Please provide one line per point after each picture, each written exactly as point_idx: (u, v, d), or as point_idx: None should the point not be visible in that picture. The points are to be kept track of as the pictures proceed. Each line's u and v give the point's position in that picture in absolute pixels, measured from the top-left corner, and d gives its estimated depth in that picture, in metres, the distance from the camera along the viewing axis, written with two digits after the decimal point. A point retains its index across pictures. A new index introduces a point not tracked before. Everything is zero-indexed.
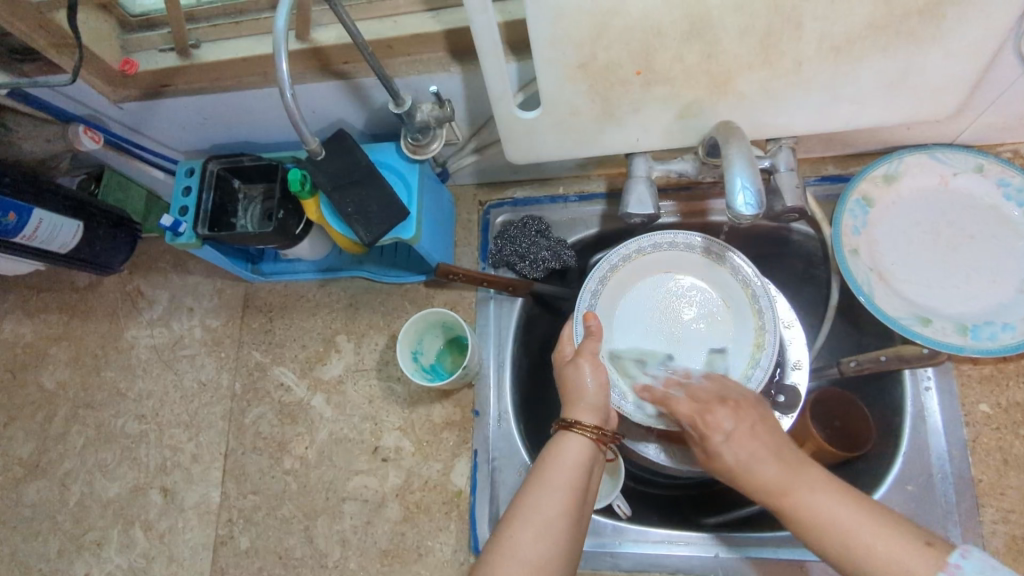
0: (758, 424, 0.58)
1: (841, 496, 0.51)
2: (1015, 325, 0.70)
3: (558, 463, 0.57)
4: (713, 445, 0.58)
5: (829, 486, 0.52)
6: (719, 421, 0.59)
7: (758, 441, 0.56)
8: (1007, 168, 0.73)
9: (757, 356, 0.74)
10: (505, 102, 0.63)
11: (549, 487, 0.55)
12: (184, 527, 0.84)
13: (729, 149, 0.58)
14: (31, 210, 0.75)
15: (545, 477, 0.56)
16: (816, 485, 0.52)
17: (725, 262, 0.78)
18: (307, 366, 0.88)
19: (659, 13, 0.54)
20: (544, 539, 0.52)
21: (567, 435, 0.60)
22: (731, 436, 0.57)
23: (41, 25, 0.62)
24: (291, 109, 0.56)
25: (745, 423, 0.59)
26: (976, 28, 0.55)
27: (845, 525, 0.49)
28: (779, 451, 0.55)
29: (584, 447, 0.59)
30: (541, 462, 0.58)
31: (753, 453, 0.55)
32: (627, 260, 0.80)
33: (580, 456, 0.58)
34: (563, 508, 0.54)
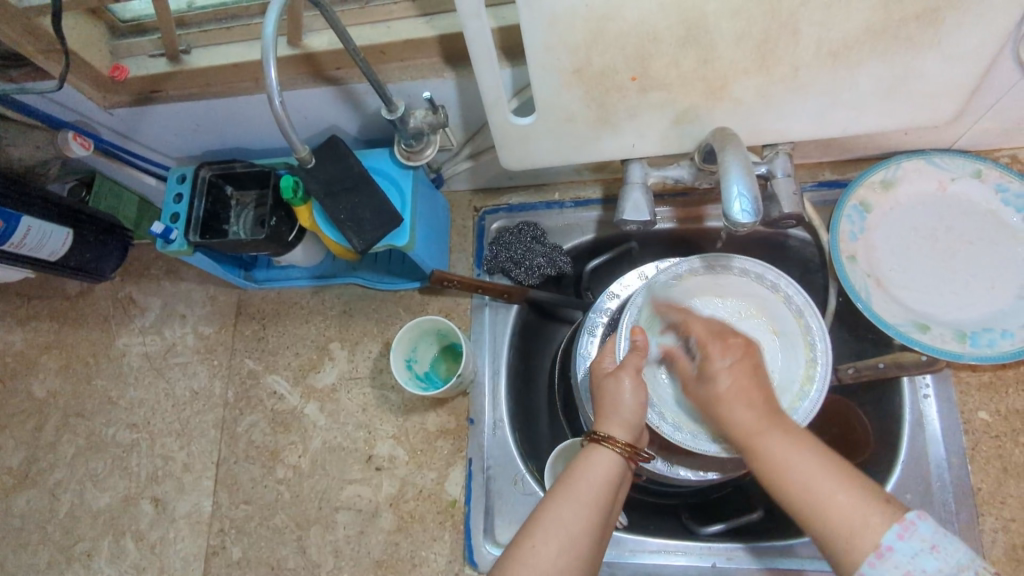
0: (757, 365, 0.55)
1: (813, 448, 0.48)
2: (1014, 332, 0.69)
3: (586, 476, 0.55)
4: (707, 369, 0.56)
5: (804, 437, 0.49)
6: (722, 353, 0.56)
7: (750, 379, 0.54)
8: (1005, 173, 0.73)
9: (805, 390, 0.69)
10: (499, 108, 0.63)
11: (576, 499, 0.53)
12: (175, 537, 0.83)
13: (725, 155, 0.57)
14: (19, 218, 0.75)
15: (572, 489, 0.53)
16: (792, 436, 0.49)
17: (778, 286, 0.73)
18: (300, 374, 0.87)
19: (654, 19, 0.53)
20: (566, 555, 0.50)
21: (597, 447, 0.57)
22: (726, 368, 0.55)
23: (28, 30, 0.61)
24: (279, 116, 0.55)
25: (744, 360, 0.55)
26: (974, 33, 0.54)
27: (808, 476, 0.46)
28: (762, 395, 0.53)
29: (615, 462, 0.56)
30: (568, 472, 0.55)
31: (741, 394, 0.53)
32: (677, 280, 0.75)
33: (610, 472, 0.55)
34: (589, 523, 0.52)
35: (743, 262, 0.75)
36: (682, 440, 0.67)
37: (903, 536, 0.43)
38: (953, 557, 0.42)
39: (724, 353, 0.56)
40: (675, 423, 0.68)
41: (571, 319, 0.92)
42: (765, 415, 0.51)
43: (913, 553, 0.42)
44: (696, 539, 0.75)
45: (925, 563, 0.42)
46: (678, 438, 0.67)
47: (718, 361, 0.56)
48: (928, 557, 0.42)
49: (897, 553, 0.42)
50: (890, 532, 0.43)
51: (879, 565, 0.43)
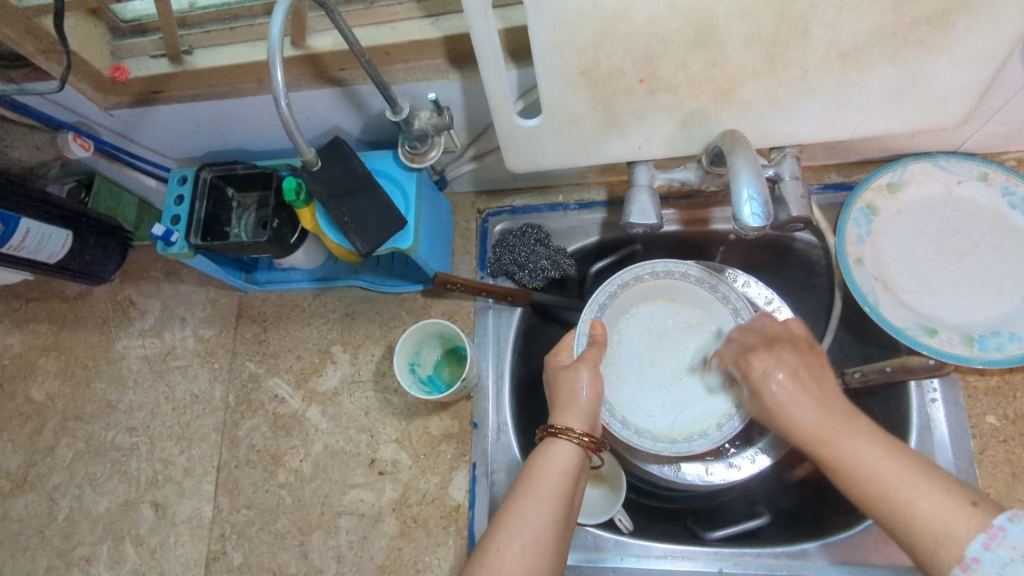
0: (805, 366, 0.56)
1: (887, 448, 0.50)
2: (1022, 336, 0.69)
3: (547, 471, 0.56)
4: (754, 380, 0.57)
5: (878, 437, 0.51)
6: (763, 361, 0.58)
7: (803, 384, 0.55)
8: (1011, 176, 0.73)
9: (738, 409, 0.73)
10: (504, 110, 0.62)
11: (539, 495, 0.54)
12: (175, 542, 0.82)
13: (735, 158, 0.56)
14: (18, 220, 0.74)
15: (533, 485, 0.55)
16: (868, 438, 0.50)
17: (727, 299, 0.76)
18: (302, 378, 0.86)
19: (663, 21, 0.53)
20: (531, 551, 0.51)
21: (554, 442, 0.59)
22: (772, 378, 0.56)
23: (28, 31, 0.60)
24: (286, 117, 0.54)
25: (791, 362, 0.57)
26: (986, 35, 0.54)
27: (887, 481, 0.48)
28: (830, 396, 0.54)
29: (572, 457, 0.58)
30: (529, 470, 0.57)
31: (800, 397, 0.54)
32: (639, 280, 0.78)
33: (566, 465, 0.57)
34: (550, 519, 0.53)
35: (728, 290, 0.76)
36: (628, 436, 0.72)
37: (990, 546, 0.44)
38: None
39: (765, 357, 0.58)
40: (624, 421, 0.73)
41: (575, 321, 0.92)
42: (834, 417, 0.52)
43: (1001, 562, 0.43)
44: (703, 544, 0.74)
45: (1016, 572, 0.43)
46: (625, 433, 0.72)
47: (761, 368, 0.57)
48: (1019, 565, 0.43)
49: (984, 563, 0.44)
50: (976, 542, 0.44)
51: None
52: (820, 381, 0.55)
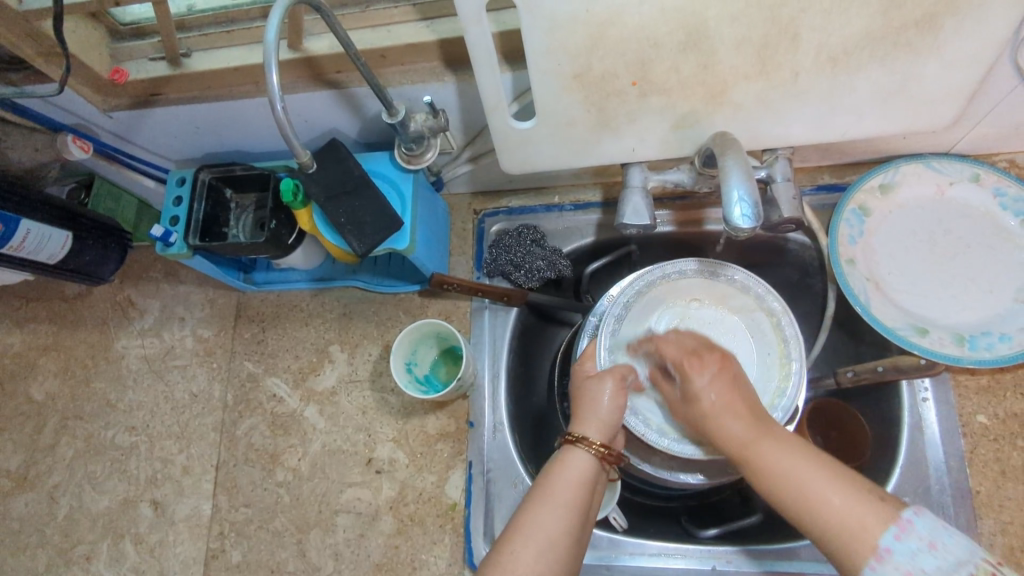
0: (739, 377, 0.59)
1: (805, 452, 0.50)
2: (1012, 336, 0.70)
3: (563, 479, 0.56)
4: (690, 390, 0.59)
5: (798, 443, 0.52)
6: (703, 367, 0.59)
7: (737, 395, 0.56)
8: (1003, 177, 0.73)
9: (782, 388, 0.69)
10: (499, 113, 0.63)
11: (557, 498, 0.55)
12: (174, 540, 0.83)
13: (725, 160, 0.57)
14: (18, 221, 0.74)
15: (551, 493, 0.55)
16: (787, 442, 0.51)
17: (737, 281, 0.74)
18: (300, 377, 0.87)
19: (655, 24, 0.53)
20: (548, 554, 0.51)
21: (571, 450, 0.59)
22: (708, 384, 0.57)
23: (29, 35, 0.61)
24: (281, 120, 0.55)
25: (728, 374, 0.58)
26: (974, 38, 0.54)
27: (800, 478, 0.49)
28: (754, 408, 0.56)
29: (588, 465, 0.58)
30: (547, 476, 0.57)
31: (729, 406, 0.56)
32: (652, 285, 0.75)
33: (583, 474, 0.57)
34: (566, 525, 0.53)
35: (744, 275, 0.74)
36: (667, 446, 0.67)
37: (900, 537, 0.45)
38: (952, 553, 0.44)
39: (704, 368, 0.59)
40: (661, 431, 0.68)
41: (571, 322, 0.92)
42: (756, 423, 0.54)
43: (911, 552, 0.44)
44: (696, 542, 0.75)
45: (924, 561, 0.44)
46: (663, 443, 0.67)
47: (697, 377, 0.58)
48: (926, 554, 0.44)
49: (896, 553, 0.44)
50: (888, 533, 0.45)
51: (879, 567, 0.44)
52: (749, 394, 0.57)
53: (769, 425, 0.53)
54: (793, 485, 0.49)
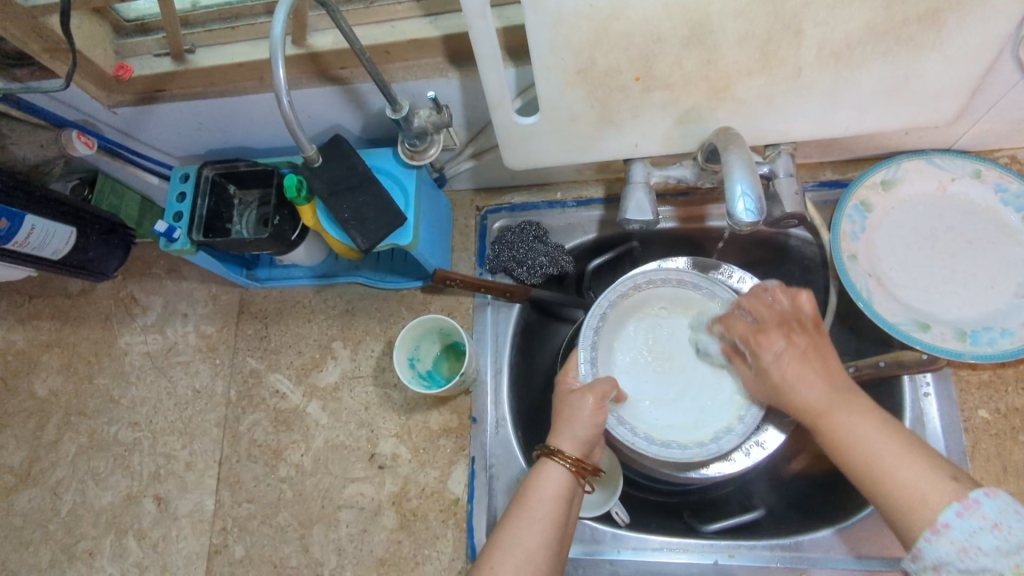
0: (813, 349, 0.59)
1: (878, 426, 0.52)
2: (1014, 331, 0.70)
3: (537, 494, 0.58)
4: (760, 363, 0.62)
5: (872, 414, 0.53)
6: (773, 342, 0.61)
7: (807, 367, 0.58)
8: (1004, 173, 0.74)
9: None
10: (503, 109, 0.63)
11: (530, 516, 0.56)
12: (178, 535, 0.83)
13: (729, 155, 0.57)
14: (23, 217, 0.75)
15: (527, 508, 0.57)
16: (860, 413, 0.53)
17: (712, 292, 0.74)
18: (302, 373, 0.87)
19: (659, 20, 0.54)
20: (524, 569, 0.53)
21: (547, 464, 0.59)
22: (777, 360, 0.60)
23: (35, 31, 0.61)
24: (287, 114, 0.55)
25: (801, 344, 0.59)
26: (975, 34, 0.55)
27: (870, 450, 0.51)
28: (833, 375, 0.57)
29: (563, 478, 0.59)
30: (523, 491, 0.59)
31: (801, 375, 0.58)
32: (625, 296, 0.75)
33: (559, 487, 0.58)
34: (542, 539, 0.55)
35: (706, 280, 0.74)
36: (657, 451, 0.68)
37: (963, 514, 0.46)
38: (1015, 536, 0.45)
39: (772, 343, 0.61)
40: (648, 439, 0.69)
41: (573, 318, 0.93)
42: (828, 390, 0.56)
43: (970, 530, 0.46)
44: (698, 537, 0.75)
45: (982, 539, 0.45)
46: (654, 449, 0.68)
47: (767, 351, 0.61)
48: (986, 534, 0.45)
49: (954, 529, 0.46)
50: (950, 509, 0.47)
51: (935, 539, 0.47)
52: (824, 361, 0.58)
53: (845, 394, 0.55)
54: (864, 455, 0.51)
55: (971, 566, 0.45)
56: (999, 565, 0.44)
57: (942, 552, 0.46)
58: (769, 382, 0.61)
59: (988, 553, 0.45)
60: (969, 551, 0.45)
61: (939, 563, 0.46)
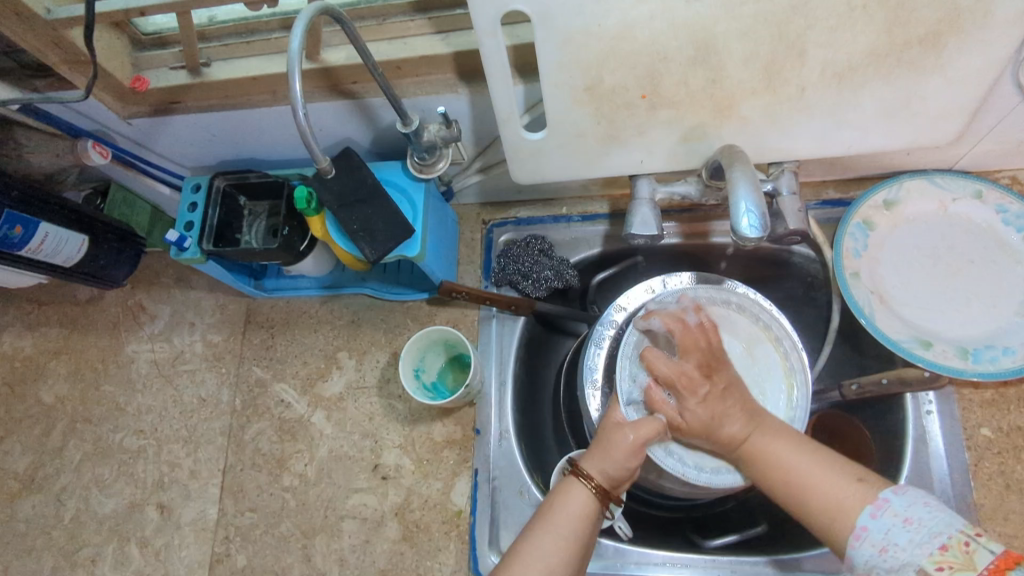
0: (730, 388, 0.61)
1: (797, 446, 0.59)
2: (1016, 350, 0.70)
3: (564, 511, 0.57)
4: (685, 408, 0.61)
5: (785, 433, 0.60)
6: (700, 388, 0.61)
7: (729, 406, 0.61)
8: (1005, 195, 0.75)
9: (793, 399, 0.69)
10: (511, 124, 0.64)
11: (551, 532, 0.56)
12: (180, 544, 0.83)
13: (734, 173, 0.58)
14: (37, 224, 0.76)
15: (551, 522, 0.57)
16: (775, 436, 0.60)
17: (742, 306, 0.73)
18: (308, 383, 0.88)
19: (666, 39, 0.55)
20: None
21: (572, 484, 0.59)
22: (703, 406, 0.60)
23: (55, 43, 0.63)
24: (302, 127, 0.56)
25: (723, 385, 0.61)
26: (975, 57, 0.56)
27: (789, 465, 0.57)
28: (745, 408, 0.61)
29: (588, 500, 0.58)
30: (545, 506, 0.59)
31: (724, 417, 0.60)
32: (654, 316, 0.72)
33: (586, 509, 0.58)
34: (563, 556, 0.55)
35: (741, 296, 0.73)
36: (708, 481, 0.64)
37: (877, 515, 0.51)
38: (924, 527, 0.49)
39: (697, 387, 0.61)
40: (698, 465, 0.65)
41: (577, 331, 0.93)
42: (749, 424, 0.61)
43: (885, 529, 0.51)
44: (700, 552, 0.75)
45: (897, 535, 0.50)
46: (703, 479, 0.64)
47: (694, 401, 0.61)
48: (899, 529, 0.50)
49: (871, 531, 0.51)
50: (866, 512, 0.52)
51: (858, 544, 0.52)
52: (741, 400, 0.61)
53: (757, 421, 0.61)
54: (784, 473, 0.57)
55: (893, 563, 0.49)
56: (915, 557, 0.48)
57: (867, 555, 0.51)
58: (692, 428, 0.61)
59: (904, 547, 0.49)
60: (888, 548, 0.50)
61: (868, 566, 0.51)
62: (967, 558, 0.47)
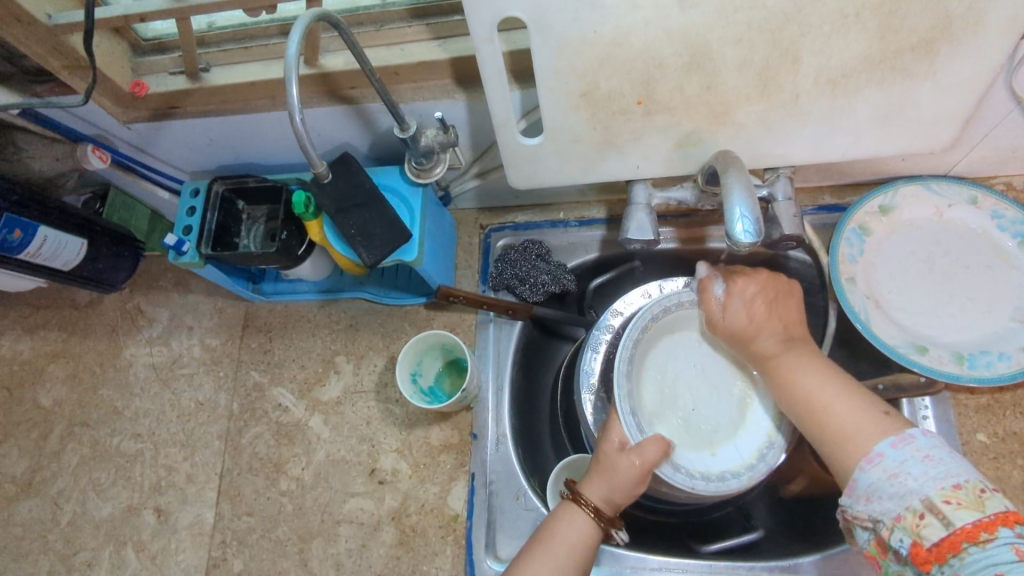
0: (782, 299, 0.65)
1: (828, 374, 0.60)
2: (1011, 355, 0.71)
3: (565, 537, 0.60)
4: (731, 302, 0.66)
5: (819, 364, 0.61)
6: (748, 287, 0.66)
7: (775, 315, 0.64)
8: (1000, 200, 0.75)
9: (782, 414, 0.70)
10: (508, 130, 0.65)
11: (553, 558, 0.58)
12: (176, 548, 0.83)
13: (728, 178, 0.59)
14: (37, 228, 0.77)
15: (551, 546, 0.59)
16: (807, 361, 0.62)
17: None
18: (305, 387, 0.88)
19: (661, 46, 0.56)
20: None
21: (573, 509, 0.61)
22: (751, 299, 0.65)
23: (56, 48, 0.63)
24: (300, 132, 0.56)
25: (772, 295, 0.65)
26: (967, 65, 0.56)
27: (812, 391, 0.59)
28: (793, 328, 0.64)
29: (587, 527, 0.60)
30: (547, 529, 0.61)
31: (767, 324, 0.64)
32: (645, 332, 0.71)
33: (586, 536, 0.60)
34: None
35: None
36: (717, 489, 0.65)
37: (896, 444, 0.53)
38: (943, 466, 0.50)
39: (747, 286, 0.66)
40: (704, 476, 0.66)
41: (574, 336, 0.93)
42: (787, 344, 0.63)
43: (902, 458, 0.52)
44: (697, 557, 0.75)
45: (912, 466, 0.51)
46: (713, 487, 0.65)
47: (741, 296, 0.66)
48: (917, 461, 0.51)
49: (887, 457, 0.52)
50: (886, 440, 0.53)
51: (870, 467, 0.53)
52: (786, 319, 0.65)
53: (794, 344, 0.63)
54: (806, 392, 0.60)
55: (900, 489, 0.51)
56: (925, 488, 0.50)
57: (875, 479, 0.52)
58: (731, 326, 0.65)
59: (916, 477, 0.50)
60: (899, 476, 0.51)
61: (872, 490, 0.52)
62: (976, 500, 0.48)
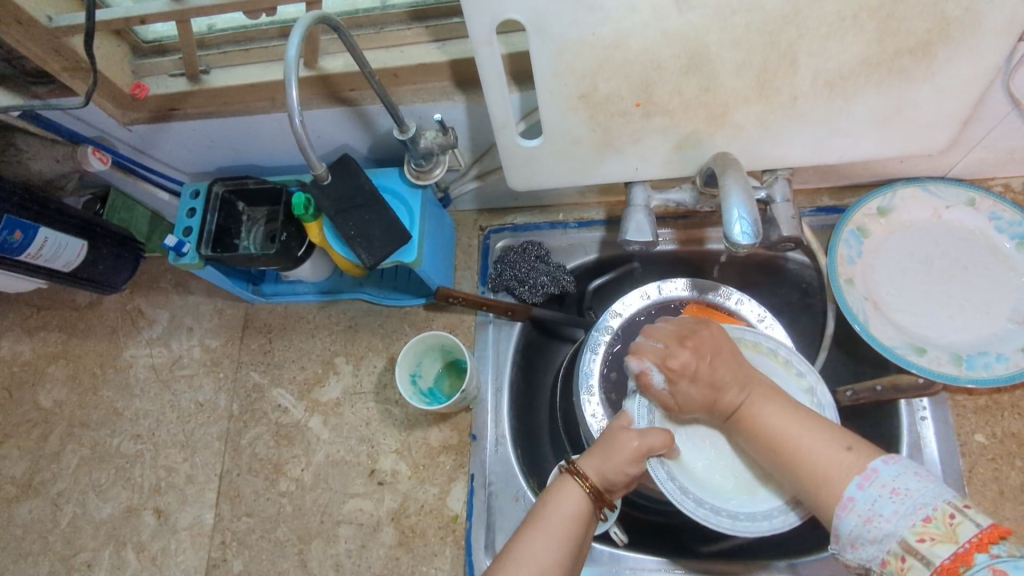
0: (720, 353, 0.61)
1: (792, 413, 0.58)
2: (1009, 356, 0.71)
3: (559, 511, 0.57)
4: (681, 382, 0.61)
5: (779, 402, 0.59)
6: (685, 362, 0.60)
7: (721, 372, 0.60)
8: (998, 202, 0.75)
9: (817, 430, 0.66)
10: (507, 132, 0.65)
11: (547, 531, 0.55)
12: (176, 549, 0.83)
13: (726, 180, 0.59)
14: (37, 229, 0.77)
15: (544, 521, 0.56)
16: (768, 401, 0.59)
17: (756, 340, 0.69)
18: (305, 388, 0.88)
19: (660, 49, 0.56)
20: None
21: (567, 482, 0.59)
22: (694, 375, 0.60)
23: (57, 50, 0.64)
24: (299, 134, 0.57)
25: (707, 358, 0.61)
26: (965, 67, 0.56)
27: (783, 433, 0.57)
28: (739, 377, 0.61)
29: (582, 500, 0.58)
30: (540, 505, 0.58)
31: (719, 386, 0.60)
32: None
33: (581, 509, 0.57)
34: (559, 554, 0.54)
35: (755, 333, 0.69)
36: (745, 530, 0.61)
37: (864, 485, 0.51)
38: (911, 500, 0.49)
39: (683, 360, 0.61)
40: (732, 515, 0.62)
41: (574, 337, 0.94)
42: (743, 393, 0.60)
43: (872, 499, 0.50)
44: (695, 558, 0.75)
45: (882, 507, 0.50)
46: (739, 528, 0.61)
47: (685, 377, 0.61)
48: (885, 501, 0.50)
49: (857, 502, 0.51)
50: (853, 482, 0.52)
51: (844, 514, 0.51)
52: (732, 367, 0.61)
53: (748, 388, 0.61)
54: (778, 438, 0.57)
55: (877, 534, 0.50)
56: (899, 529, 0.49)
57: (852, 525, 0.51)
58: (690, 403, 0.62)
59: (888, 518, 0.49)
60: (873, 520, 0.50)
61: (853, 536, 0.51)
62: (950, 530, 0.47)
